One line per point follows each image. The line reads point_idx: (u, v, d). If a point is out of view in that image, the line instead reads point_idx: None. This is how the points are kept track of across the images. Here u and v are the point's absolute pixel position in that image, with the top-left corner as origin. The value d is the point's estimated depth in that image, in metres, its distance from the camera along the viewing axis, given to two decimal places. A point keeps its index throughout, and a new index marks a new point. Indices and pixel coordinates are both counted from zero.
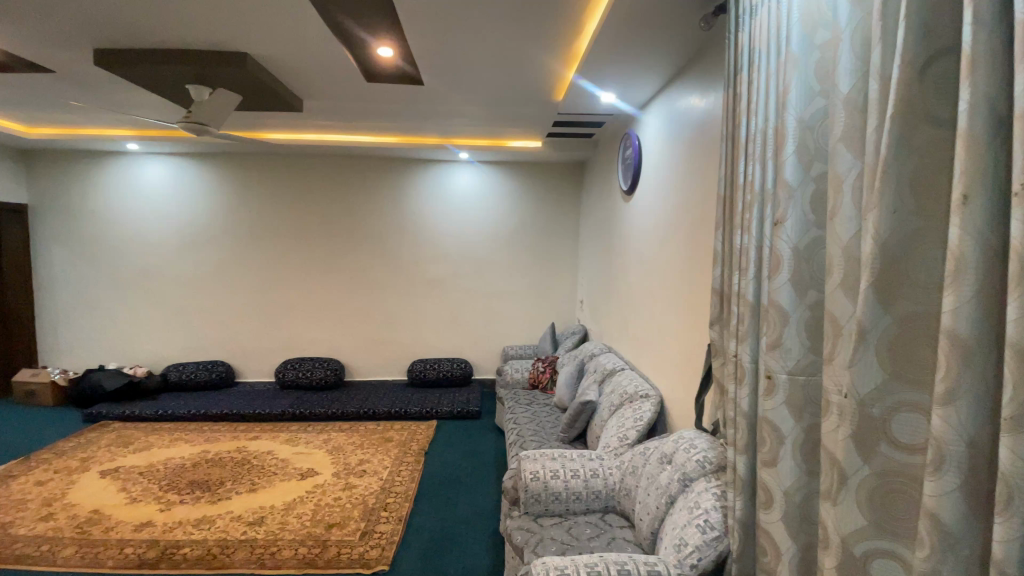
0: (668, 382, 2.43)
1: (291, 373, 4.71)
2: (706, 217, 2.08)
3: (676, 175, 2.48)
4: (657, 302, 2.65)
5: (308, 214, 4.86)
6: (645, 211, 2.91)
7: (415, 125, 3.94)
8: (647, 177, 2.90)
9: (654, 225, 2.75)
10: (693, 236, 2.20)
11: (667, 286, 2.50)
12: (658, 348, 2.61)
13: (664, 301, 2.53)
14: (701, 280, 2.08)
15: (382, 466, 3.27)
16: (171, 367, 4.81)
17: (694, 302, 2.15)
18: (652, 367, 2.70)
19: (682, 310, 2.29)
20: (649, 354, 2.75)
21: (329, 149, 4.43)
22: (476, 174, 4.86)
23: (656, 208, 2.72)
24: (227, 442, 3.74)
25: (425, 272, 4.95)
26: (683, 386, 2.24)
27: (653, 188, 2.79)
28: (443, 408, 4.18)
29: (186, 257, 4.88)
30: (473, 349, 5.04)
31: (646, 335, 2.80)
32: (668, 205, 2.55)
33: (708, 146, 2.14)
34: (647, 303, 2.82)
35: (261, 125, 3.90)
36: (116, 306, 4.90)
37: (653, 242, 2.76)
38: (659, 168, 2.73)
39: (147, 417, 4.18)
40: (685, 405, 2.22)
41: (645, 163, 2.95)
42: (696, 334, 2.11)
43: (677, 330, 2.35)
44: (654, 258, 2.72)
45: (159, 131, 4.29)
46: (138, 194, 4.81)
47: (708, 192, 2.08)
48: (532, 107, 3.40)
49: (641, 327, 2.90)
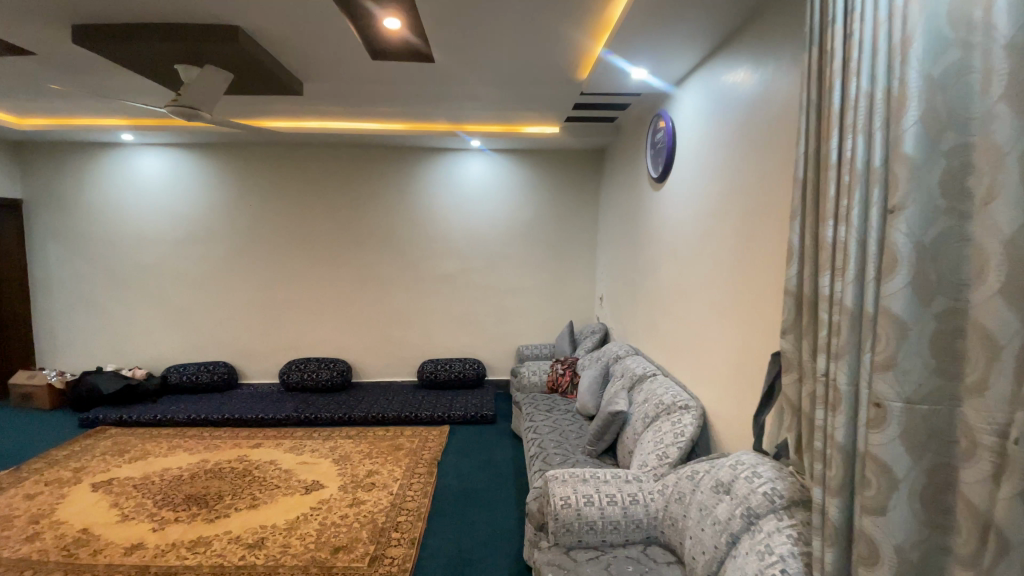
0: (715, 392, 2.17)
1: (296, 375, 4.48)
2: (765, 207, 1.80)
3: (722, 159, 2.20)
4: (697, 302, 2.38)
5: (312, 207, 4.61)
6: (680, 201, 2.63)
7: (424, 110, 3.67)
8: (683, 163, 2.62)
9: (691, 216, 2.47)
10: (748, 228, 1.92)
11: (711, 285, 2.23)
12: (698, 354, 2.35)
13: (708, 300, 2.26)
14: (759, 280, 1.81)
15: (393, 479, 3.03)
16: (172, 368, 4.59)
17: (749, 304, 1.88)
18: (691, 373, 2.43)
19: (732, 312, 2.02)
20: (687, 359, 2.48)
21: (332, 137, 4.18)
22: (487, 163, 4.58)
23: (696, 198, 2.43)
24: (227, 450, 3.51)
25: (436, 267, 4.69)
26: (735, 397, 1.98)
27: (691, 174, 2.51)
28: (455, 412, 3.93)
29: (186, 253, 4.65)
30: (486, 348, 4.78)
31: (683, 337, 2.54)
32: (712, 193, 2.26)
33: (764, 124, 1.86)
34: (683, 303, 2.55)
35: (260, 112, 3.65)
36: (114, 305, 4.69)
37: (690, 235, 2.48)
38: (698, 153, 2.45)
39: (145, 422, 3.96)
40: (738, 421, 1.96)
41: (680, 147, 2.67)
42: (753, 339, 1.85)
43: (725, 335, 2.08)
44: (692, 252, 2.45)
45: (155, 120, 4.06)
46: (135, 188, 4.58)
47: (768, 176, 1.80)
48: (552, 88, 3.11)
49: (676, 329, 2.64)
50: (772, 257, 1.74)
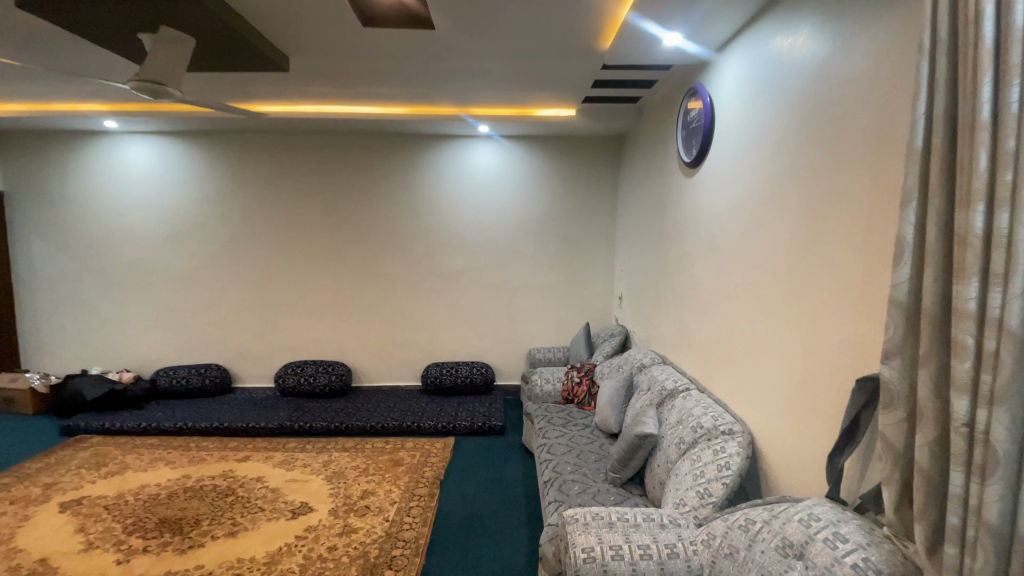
0: (768, 415, 1.81)
1: (292, 379, 4.18)
2: (843, 195, 1.44)
3: (776, 138, 1.83)
4: (744, 308, 2.02)
5: (308, 199, 4.30)
6: (721, 189, 2.26)
7: (425, 91, 3.32)
8: (724, 145, 2.25)
9: (736, 207, 2.11)
10: (816, 220, 1.56)
11: (764, 288, 1.87)
12: (745, 369, 1.99)
13: (758, 307, 1.90)
14: (834, 286, 1.45)
15: (389, 502, 2.70)
16: (161, 371, 4.32)
17: (817, 314, 1.53)
18: (736, 391, 2.08)
19: (793, 323, 1.66)
20: (729, 374, 2.13)
21: (328, 123, 3.85)
22: (497, 150, 4.22)
23: (744, 185, 2.07)
24: (212, 464, 3.21)
25: (441, 264, 4.36)
26: (796, 426, 1.63)
27: (737, 157, 2.14)
28: (461, 422, 3.61)
29: (175, 248, 4.36)
30: (495, 351, 4.45)
31: (725, 348, 2.18)
32: (766, 179, 1.89)
33: (837, 91, 1.49)
34: (725, 307, 2.19)
35: (247, 94, 3.33)
36: (101, 304, 4.42)
37: (733, 230, 2.12)
38: (744, 132, 2.07)
39: (129, 430, 3.69)
40: (801, 454, 1.61)
41: (719, 126, 2.30)
42: (823, 358, 1.49)
43: (783, 349, 1.72)
44: (738, 248, 2.09)
45: (138, 105, 3.77)
46: (121, 180, 4.29)
47: (846, 157, 1.43)
48: (571, 61, 2.75)
49: (715, 338, 2.28)
50: (855, 258, 1.38)
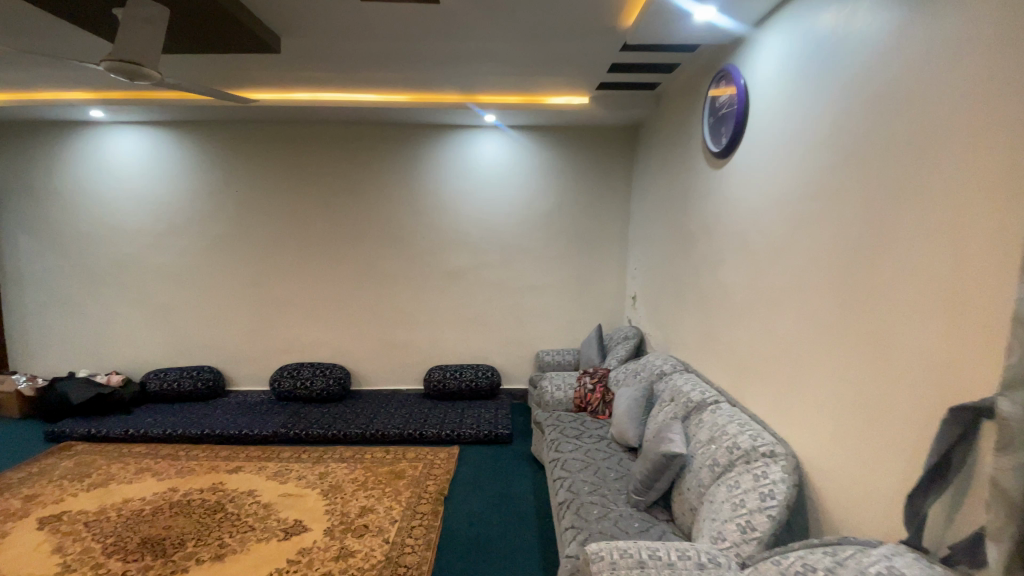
0: (825, 439, 1.60)
1: (288, 383, 3.98)
2: (935, 192, 1.24)
3: (837, 125, 1.62)
4: (794, 316, 1.81)
5: (305, 193, 4.08)
6: (763, 183, 2.04)
7: (428, 77, 3.10)
8: (767, 133, 2.02)
9: (782, 203, 1.90)
10: (898, 220, 1.35)
11: (823, 295, 1.66)
12: (794, 385, 1.79)
13: (815, 316, 1.69)
14: (924, 299, 1.25)
15: (390, 521, 2.50)
16: (151, 374, 4.11)
17: (902, 328, 1.31)
18: (780, 407, 1.87)
19: (867, 337, 1.45)
20: (773, 389, 1.92)
21: (327, 112, 3.63)
22: (505, 141, 3.99)
23: (793, 179, 1.85)
24: (202, 476, 3.01)
25: (445, 261, 4.14)
26: (864, 455, 1.42)
27: (784, 148, 1.92)
28: (466, 430, 3.40)
29: (166, 245, 4.15)
30: (501, 353, 4.24)
31: (768, 359, 1.97)
32: (825, 171, 1.68)
33: (924, 72, 1.28)
34: (769, 314, 1.98)
35: (237, 79, 3.12)
36: (90, 303, 4.21)
37: (779, 228, 1.91)
38: (793, 118, 1.85)
39: (116, 437, 3.49)
40: (872, 488, 1.40)
41: (757, 112, 2.09)
42: (911, 380, 1.28)
43: (850, 366, 1.51)
44: (788, 249, 1.87)
45: (124, 93, 3.54)
46: (109, 173, 4.08)
47: (938, 148, 1.23)
48: (589, 42, 2.52)
49: (755, 348, 2.07)
50: (952, 267, 1.18)
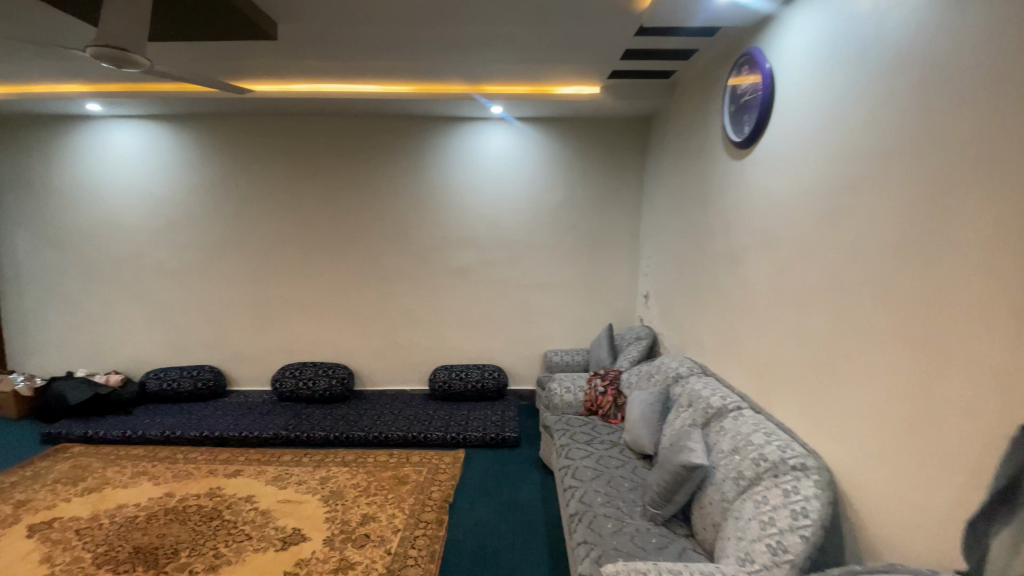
0: (870, 453, 1.47)
1: (290, 383, 3.88)
2: (1006, 180, 1.09)
3: (884, 109, 1.47)
4: (831, 317, 1.67)
5: (307, 188, 3.97)
6: (794, 175, 1.90)
7: (432, 65, 2.97)
8: (798, 121, 1.88)
9: (821, 196, 1.75)
10: (961, 213, 1.21)
11: (866, 296, 1.52)
12: (832, 393, 1.65)
13: (857, 319, 1.55)
14: (995, 301, 1.11)
15: (392, 530, 2.39)
16: (151, 373, 4.03)
17: (970, 334, 1.17)
18: (815, 416, 1.73)
19: (923, 343, 1.30)
20: (807, 395, 1.78)
21: (329, 104, 3.52)
22: (513, 134, 3.86)
23: (830, 171, 1.71)
24: (198, 480, 2.91)
25: (450, 259, 4.02)
26: (925, 474, 1.29)
27: (819, 136, 1.77)
28: (472, 432, 3.29)
29: (165, 242, 4.05)
30: (508, 353, 4.12)
31: (800, 364, 1.83)
32: (869, 161, 1.53)
33: (990, 45, 1.14)
34: (800, 316, 1.84)
35: (234, 69, 3.00)
36: (89, 302, 4.13)
37: (816, 224, 1.77)
38: (830, 103, 1.71)
39: (113, 439, 3.40)
40: (932, 510, 1.26)
41: (787, 97, 1.95)
42: (982, 392, 1.14)
43: (902, 375, 1.37)
44: (823, 245, 1.73)
45: (120, 85, 3.44)
46: (107, 168, 3.98)
47: (1008, 130, 1.09)
48: (602, 26, 2.38)
49: (784, 352, 1.93)
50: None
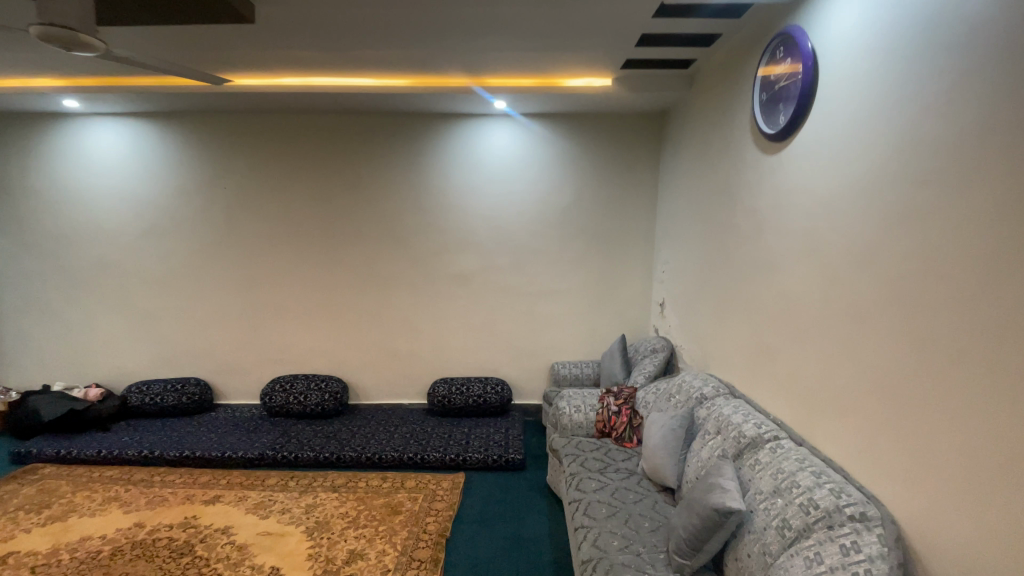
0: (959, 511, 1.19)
1: (279, 398, 3.64)
2: None
3: (967, 86, 1.20)
4: (895, 336, 1.40)
5: (299, 189, 3.73)
6: (843, 170, 1.64)
7: (429, 55, 2.73)
8: (849, 108, 1.62)
9: (880, 194, 1.48)
10: None
11: (947, 314, 1.25)
12: (900, 431, 1.38)
13: (934, 342, 1.28)
14: None
15: (380, 571, 2.12)
16: (133, 387, 3.79)
17: None
18: (877, 455, 1.46)
19: None
20: (866, 430, 1.51)
21: (321, 99, 3.29)
22: (517, 132, 3.61)
23: (892, 163, 1.44)
24: (173, 508, 2.66)
25: (451, 264, 3.77)
26: None
27: (876, 124, 1.50)
28: (473, 454, 3.02)
29: (149, 246, 3.82)
30: (513, 365, 3.85)
31: (856, 391, 1.55)
32: (945, 150, 1.26)
33: None
34: (855, 334, 1.57)
35: (214, 59, 2.77)
36: (70, 310, 3.90)
37: (876, 227, 1.49)
38: (892, 84, 1.44)
39: (88, 459, 3.16)
40: None
41: (835, 80, 1.68)
42: None
43: (1001, 416, 1.09)
44: (885, 252, 1.45)
45: (97, 80, 3.22)
46: (88, 168, 3.77)
47: None
48: (618, 5, 2.13)
49: (834, 375, 1.66)
50: None
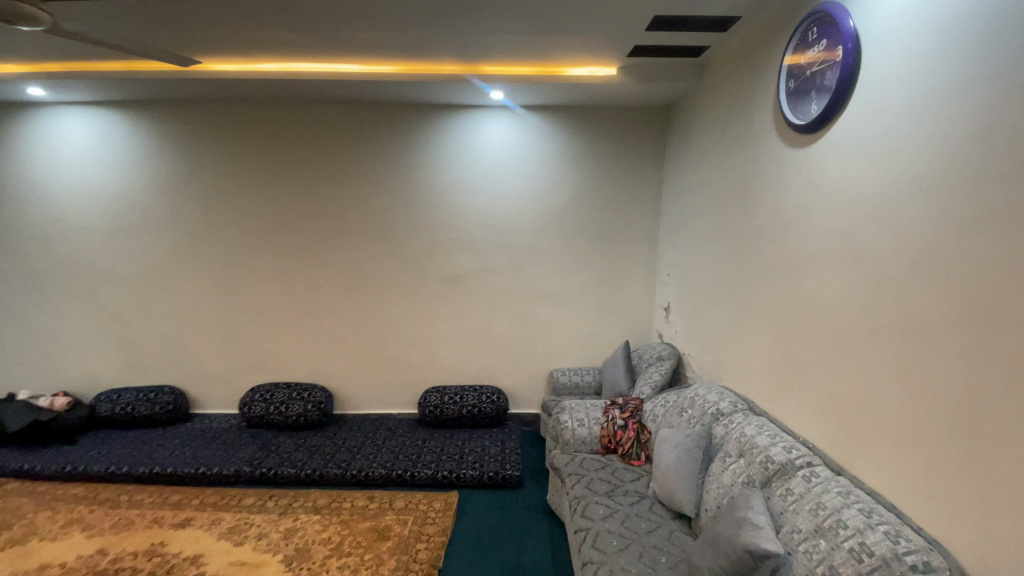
0: None
1: (259, 408, 3.41)
2: None
3: None
4: (964, 358, 1.21)
5: (281, 185, 3.49)
6: (893, 164, 1.44)
7: (420, 39, 2.50)
8: (901, 93, 1.42)
9: (942, 192, 1.29)
10: None
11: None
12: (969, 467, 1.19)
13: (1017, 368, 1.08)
14: None
15: None
16: (103, 395, 3.54)
17: None
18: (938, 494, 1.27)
19: None
20: (924, 462, 1.32)
21: (305, 88, 3.06)
22: (515, 125, 3.40)
23: (958, 155, 1.24)
24: (138, 532, 2.41)
25: (444, 265, 3.55)
26: None
27: (937, 111, 1.31)
28: (467, 470, 2.81)
29: (120, 245, 3.57)
30: (509, 372, 3.64)
31: (910, 416, 1.36)
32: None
33: None
34: (909, 352, 1.37)
35: (183, 40, 2.53)
36: (35, 314, 3.64)
37: (936, 230, 1.30)
38: (959, 63, 1.24)
39: (50, 475, 2.89)
40: None
41: (884, 63, 1.48)
42: None
43: None
44: (949, 261, 1.26)
45: (58, 65, 2.95)
46: (53, 161, 3.50)
47: None
48: None
49: (881, 397, 1.46)
50: None
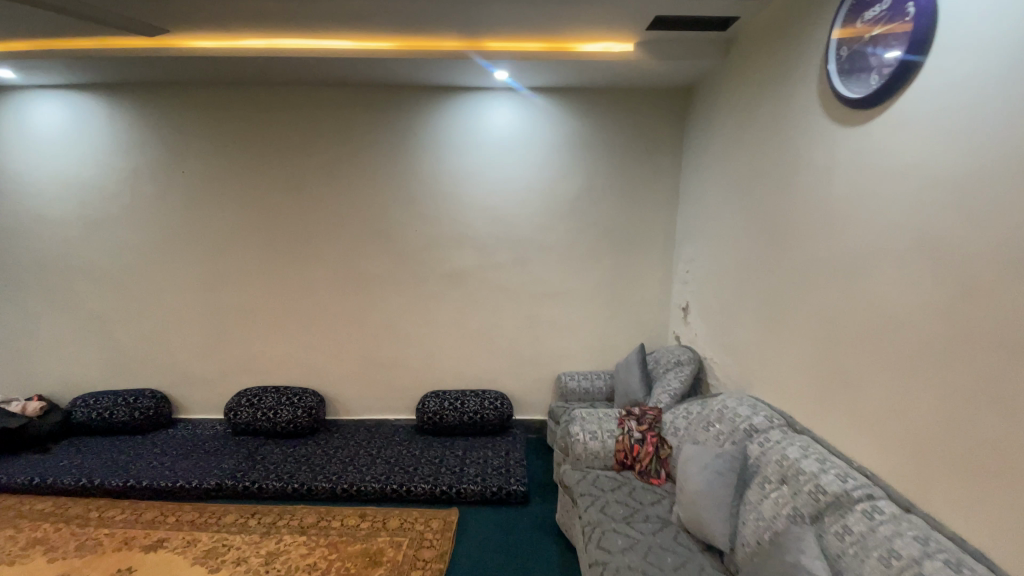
0: None
1: (246, 414, 3.18)
2: None
3: None
4: None
5: (270, 174, 3.25)
6: (986, 140, 1.19)
7: (417, 9, 2.25)
8: (999, 53, 1.17)
9: None
10: None
11: None
12: None
13: None
14: None
15: None
16: (79, 399, 3.31)
17: None
18: None
19: None
20: None
21: (293, 68, 2.81)
22: (521, 109, 3.15)
23: None
24: (106, 556, 2.18)
25: (444, 262, 3.31)
26: None
27: None
28: (468, 484, 2.57)
29: (97, 239, 3.33)
30: (514, 376, 3.40)
31: (1012, 447, 1.11)
32: None
33: None
34: (1010, 370, 1.12)
35: (153, 10, 2.29)
36: (9, 313, 3.41)
37: None
38: None
39: (17, 489, 2.66)
40: None
41: (973, 20, 1.23)
42: None
43: None
44: None
45: (22, 42, 2.70)
46: (25, 148, 3.26)
47: None
48: None
49: (967, 423, 1.21)
50: None
